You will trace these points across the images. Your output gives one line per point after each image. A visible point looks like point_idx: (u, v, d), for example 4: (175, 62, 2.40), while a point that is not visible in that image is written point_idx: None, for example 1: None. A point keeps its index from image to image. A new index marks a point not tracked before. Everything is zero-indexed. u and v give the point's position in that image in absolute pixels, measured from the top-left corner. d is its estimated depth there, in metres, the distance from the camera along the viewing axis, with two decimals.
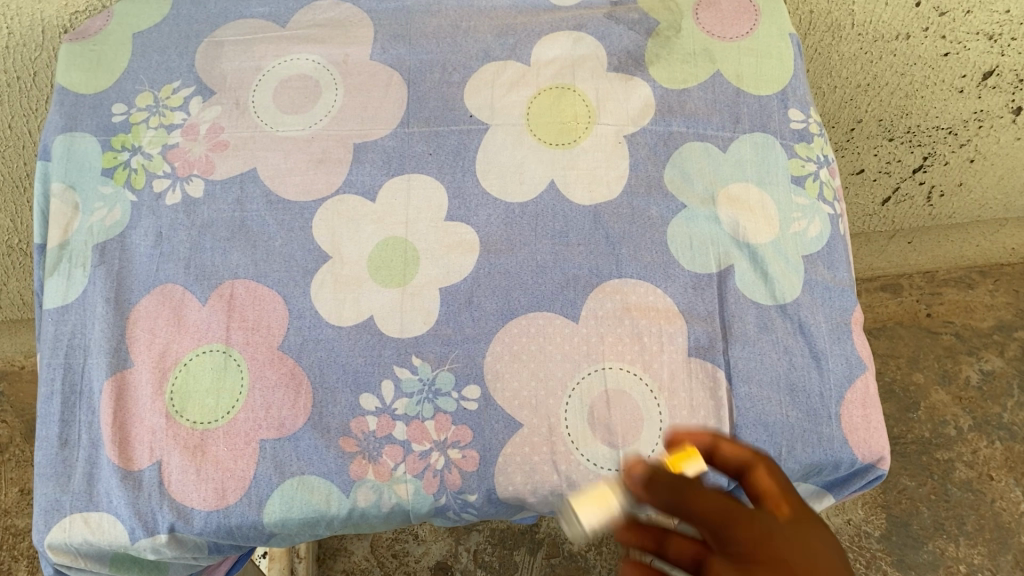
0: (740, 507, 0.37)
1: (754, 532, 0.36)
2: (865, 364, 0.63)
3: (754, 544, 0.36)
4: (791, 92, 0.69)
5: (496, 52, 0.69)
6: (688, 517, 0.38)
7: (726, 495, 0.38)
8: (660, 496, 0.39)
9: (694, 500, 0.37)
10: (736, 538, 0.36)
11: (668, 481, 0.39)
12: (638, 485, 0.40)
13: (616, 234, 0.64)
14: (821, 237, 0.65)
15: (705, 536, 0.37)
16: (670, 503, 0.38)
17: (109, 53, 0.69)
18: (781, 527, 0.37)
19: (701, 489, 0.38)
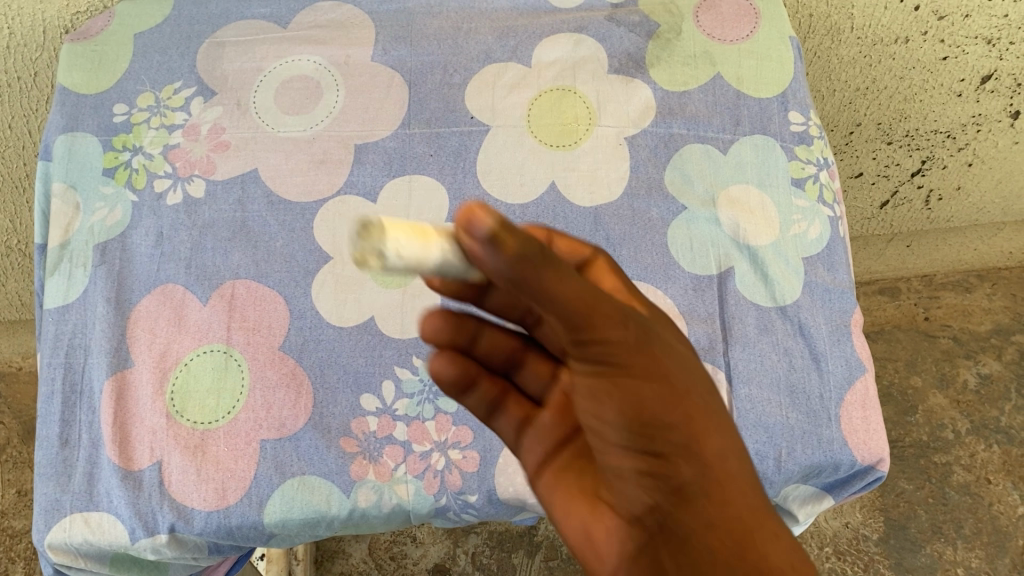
0: (608, 302, 0.38)
1: (636, 350, 0.39)
2: (865, 366, 0.63)
3: (635, 361, 0.39)
4: (791, 95, 0.69)
5: (497, 53, 0.69)
6: (539, 293, 0.35)
7: (579, 279, 0.37)
8: (510, 260, 0.34)
9: (549, 290, 0.35)
10: (614, 349, 0.38)
11: (518, 242, 0.34)
12: (472, 248, 0.34)
13: (616, 236, 0.64)
14: (821, 239, 0.66)
15: (559, 317, 0.37)
16: (515, 274, 0.34)
17: (110, 53, 0.69)
18: (655, 338, 0.40)
19: (551, 265, 0.35)
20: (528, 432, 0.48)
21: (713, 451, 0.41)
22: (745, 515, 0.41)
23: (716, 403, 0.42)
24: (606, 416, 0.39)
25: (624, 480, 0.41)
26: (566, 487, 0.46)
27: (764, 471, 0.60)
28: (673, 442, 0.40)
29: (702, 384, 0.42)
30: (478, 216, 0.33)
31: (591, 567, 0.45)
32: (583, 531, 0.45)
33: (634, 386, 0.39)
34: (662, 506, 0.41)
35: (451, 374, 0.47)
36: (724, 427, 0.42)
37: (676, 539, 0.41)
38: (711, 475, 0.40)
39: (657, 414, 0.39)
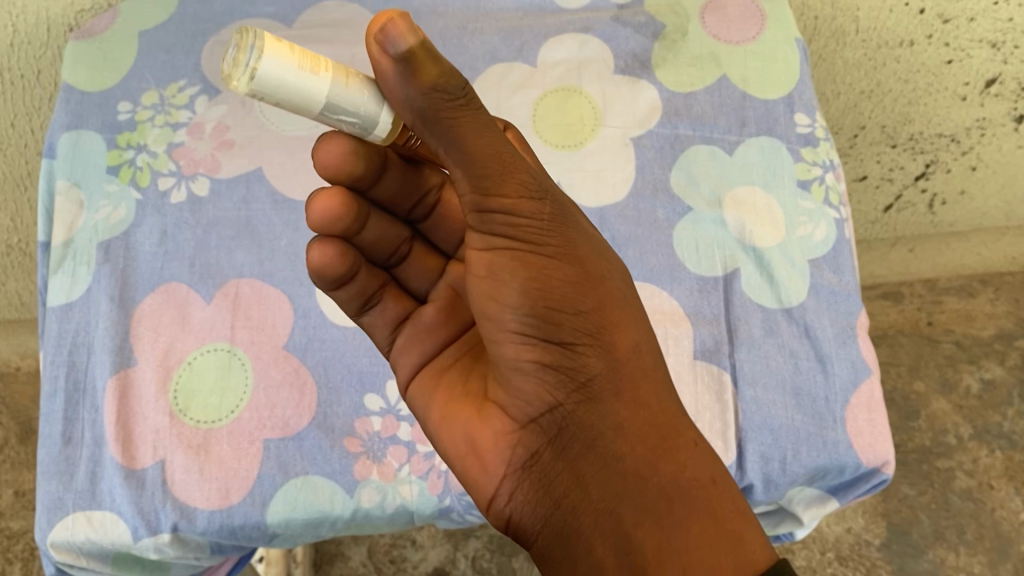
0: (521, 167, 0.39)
1: (547, 228, 0.40)
2: (870, 368, 0.63)
3: (546, 239, 0.40)
4: (797, 96, 0.69)
5: (503, 53, 0.69)
6: (453, 136, 0.36)
7: (497, 136, 0.38)
8: (428, 90, 0.35)
9: (465, 137, 0.36)
10: (522, 224, 0.39)
11: (440, 72, 0.35)
12: (386, 63, 0.35)
13: (621, 236, 0.64)
14: (827, 241, 0.65)
15: (464, 173, 0.38)
16: (428, 109, 0.35)
17: (115, 50, 0.69)
18: (569, 221, 0.42)
19: (469, 107, 0.36)
20: (406, 328, 0.50)
21: (626, 346, 0.42)
22: (661, 418, 0.42)
23: (629, 298, 0.44)
24: (506, 299, 0.40)
25: (517, 375, 0.41)
26: (449, 391, 0.47)
27: (769, 473, 0.59)
28: (582, 332, 0.41)
29: (615, 278, 0.43)
30: (399, 27, 0.33)
31: (472, 476, 0.44)
32: (467, 437, 0.44)
33: (539, 266, 0.40)
34: (562, 403, 0.41)
35: (338, 270, 0.48)
36: (637, 323, 0.43)
37: (578, 441, 0.41)
38: (620, 371, 0.42)
39: (565, 299, 0.40)
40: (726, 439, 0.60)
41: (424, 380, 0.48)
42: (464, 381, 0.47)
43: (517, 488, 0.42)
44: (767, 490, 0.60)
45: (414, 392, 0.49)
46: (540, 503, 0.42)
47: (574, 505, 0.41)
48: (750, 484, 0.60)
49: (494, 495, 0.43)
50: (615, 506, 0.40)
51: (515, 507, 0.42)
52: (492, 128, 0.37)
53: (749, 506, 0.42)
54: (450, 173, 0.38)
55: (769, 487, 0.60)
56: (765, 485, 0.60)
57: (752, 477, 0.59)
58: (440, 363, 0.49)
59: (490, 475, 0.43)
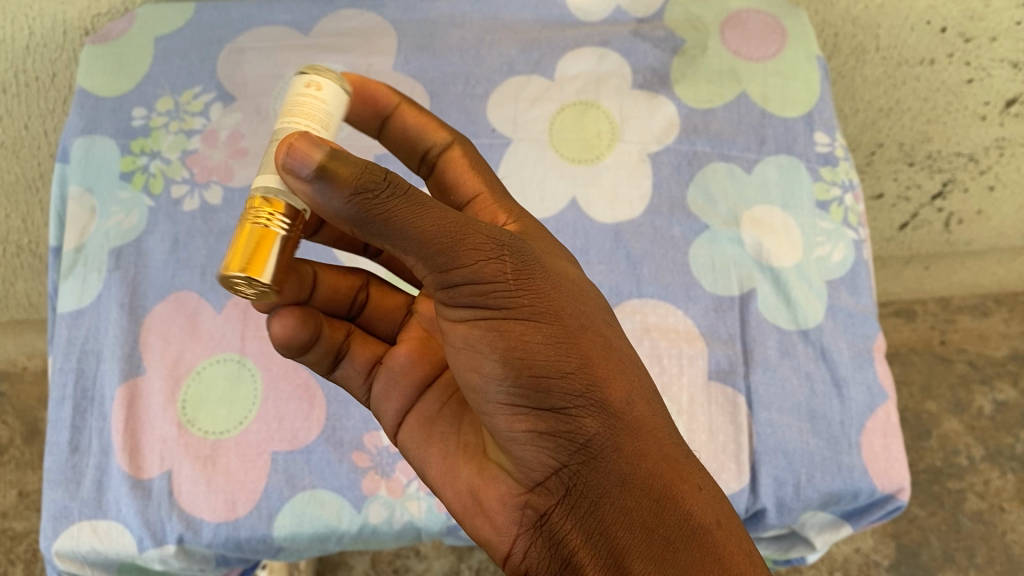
0: (478, 237, 0.37)
1: (517, 291, 0.38)
2: (887, 393, 0.62)
3: (516, 303, 0.38)
4: (817, 115, 0.68)
5: (520, 66, 0.69)
6: (393, 227, 0.36)
7: (444, 208, 0.37)
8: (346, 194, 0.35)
9: (403, 221, 0.35)
10: (490, 290, 0.38)
11: (353, 171, 0.35)
12: (302, 186, 0.36)
13: (637, 253, 0.64)
14: (845, 262, 0.64)
15: (418, 257, 0.37)
16: (357, 211, 0.35)
17: (130, 56, 0.69)
18: (539, 273, 0.40)
19: (399, 193, 0.36)
20: (381, 374, 0.48)
21: (619, 397, 0.40)
22: (663, 464, 0.40)
23: (614, 343, 0.42)
24: (489, 370, 0.39)
25: (514, 443, 0.40)
26: (443, 445, 0.46)
27: (782, 497, 0.59)
28: (572, 395, 0.39)
29: (597, 325, 0.41)
30: (300, 147, 0.35)
31: (483, 534, 0.44)
32: (470, 494, 0.44)
33: (515, 332, 0.39)
34: (566, 465, 0.40)
35: (301, 332, 0.46)
36: (627, 371, 0.41)
37: (586, 500, 0.40)
38: (620, 427, 0.40)
39: (551, 364, 0.39)
40: (740, 462, 0.59)
41: (411, 430, 0.47)
42: (457, 433, 0.46)
43: (530, 546, 0.42)
44: (780, 514, 0.59)
45: (404, 439, 0.48)
46: (551, 561, 0.41)
47: (585, 563, 0.40)
48: (762, 507, 0.59)
49: (509, 554, 0.43)
50: (624, 559, 0.39)
51: (528, 566, 0.42)
52: (432, 203, 0.37)
53: (756, 546, 0.41)
54: (409, 262, 0.37)
55: (782, 511, 0.59)
56: (778, 509, 0.59)
57: (765, 500, 0.59)
58: (424, 409, 0.47)
59: (500, 535, 0.43)
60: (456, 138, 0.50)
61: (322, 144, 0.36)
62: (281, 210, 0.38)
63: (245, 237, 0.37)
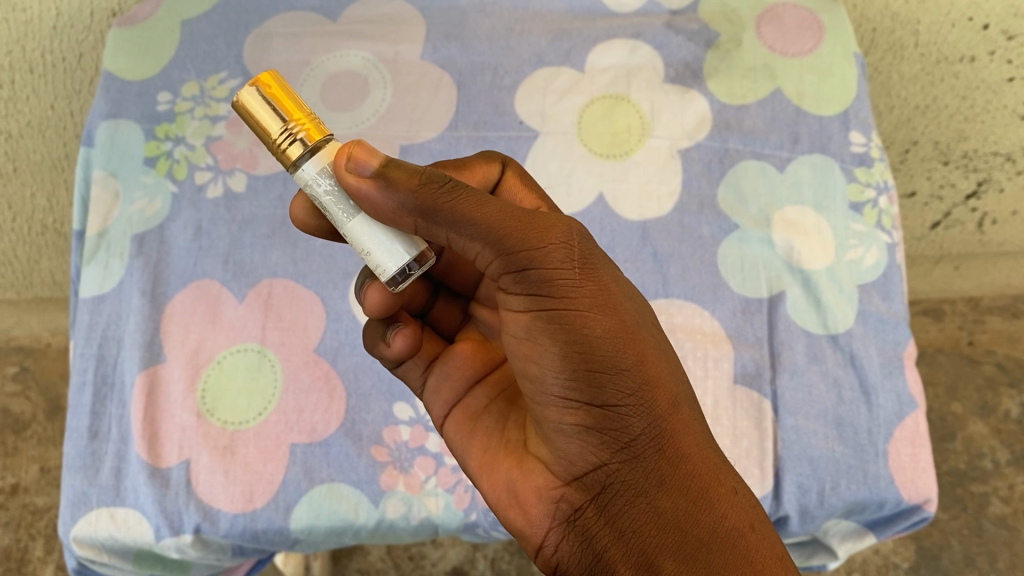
0: (551, 228, 0.38)
1: (582, 282, 0.38)
2: (917, 402, 0.60)
3: (578, 294, 0.38)
4: (853, 114, 0.66)
5: (550, 57, 0.67)
6: (455, 216, 0.37)
7: (508, 205, 0.38)
8: (413, 188, 0.37)
9: (467, 212, 0.37)
10: (554, 280, 0.37)
11: (413, 172, 0.37)
12: (362, 191, 0.37)
13: (664, 252, 0.62)
14: (877, 266, 0.63)
15: (485, 244, 0.37)
16: (422, 203, 0.37)
17: (156, 39, 0.68)
18: (602, 267, 0.39)
19: (462, 188, 0.37)
20: (436, 369, 0.49)
21: (668, 397, 0.40)
22: (702, 466, 0.40)
23: (663, 347, 0.42)
24: (547, 361, 0.38)
25: (560, 435, 0.39)
26: (485, 439, 0.45)
27: (806, 505, 0.58)
28: (626, 391, 0.38)
29: (651, 326, 0.41)
30: (361, 152, 0.37)
31: (515, 526, 0.42)
32: (507, 487, 0.42)
33: (573, 321, 0.38)
34: (608, 462, 0.39)
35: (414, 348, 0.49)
36: (674, 374, 0.41)
37: (622, 498, 0.39)
38: (667, 429, 0.39)
39: (609, 359, 0.38)
40: (763, 468, 0.58)
41: (457, 421, 0.47)
42: (501, 430, 0.45)
43: (562, 540, 0.40)
44: (803, 521, 0.58)
45: (449, 429, 0.47)
46: (583, 557, 0.40)
47: (618, 559, 0.39)
48: (785, 515, 0.58)
49: (539, 548, 0.41)
50: (655, 558, 0.38)
51: (559, 561, 0.40)
52: (496, 201, 0.38)
53: (785, 552, 0.41)
54: (473, 250, 0.38)
55: (805, 519, 0.58)
56: (801, 517, 0.58)
57: (788, 508, 0.58)
58: (471, 404, 0.47)
59: (532, 528, 0.41)
60: (507, 160, 0.49)
61: (379, 151, 0.37)
62: (310, 138, 0.37)
63: (301, 109, 0.37)
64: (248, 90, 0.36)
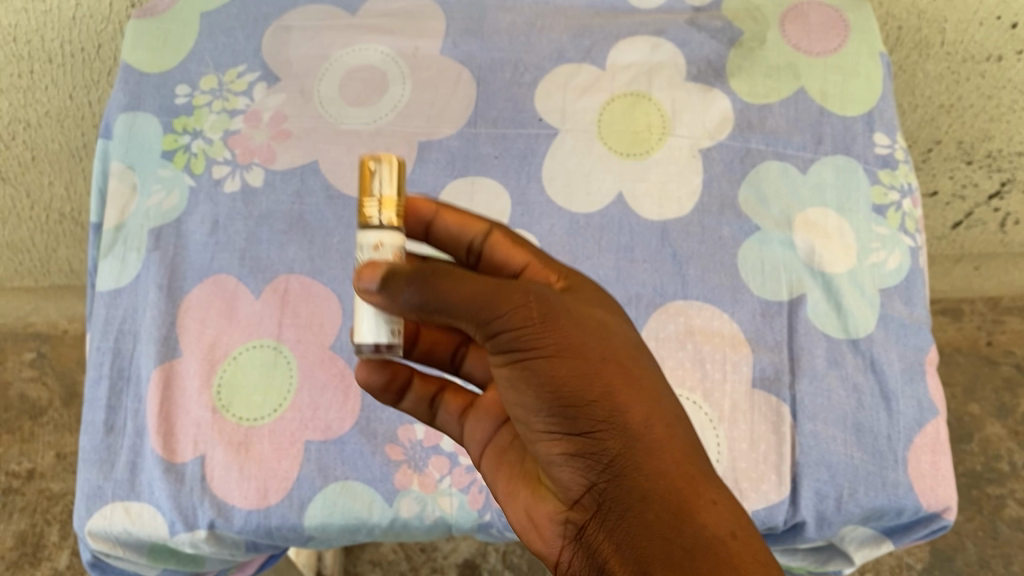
0: (508, 291, 0.38)
1: (543, 328, 0.39)
2: (938, 408, 0.60)
3: (540, 339, 0.39)
4: (878, 115, 0.65)
5: (570, 53, 0.67)
6: (439, 303, 0.38)
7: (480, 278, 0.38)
8: (399, 283, 0.38)
9: (444, 294, 0.37)
10: (518, 332, 0.38)
11: (400, 269, 0.38)
12: (373, 299, 0.39)
13: (683, 253, 0.62)
14: (900, 270, 0.62)
15: (460, 318, 0.38)
16: (411, 295, 0.38)
17: (175, 32, 0.68)
18: (565, 309, 0.40)
19: (442, 275, 0.38)
20: (471, 414, 0.49)
21: (642, 419, 0.39)
22: (677, 479, 0.38)
23: (641, 372, 0.41)
24: (527, 403, 0.40)
25: (553, 465, 0.41)
26: (509, 469, 0.46)
27: (823, 511, 0.57)
28: (597, 419, 0.39)
29: (625, 357, 0.41)
30: (365, 271, 0.39)
31: (536, 550, 0.44)
32: (525, 514, 0.44)
33: (542, 364, 0.39)
34: (597, 484, 0.39)
35: (377, 377, 0.48)
36: (653, 398, 0.40)
37: (612, 517, 0.39)
38: (643, 449, 0.39)
39: (576, 393, 0.39)
40: (781, 473, 0.57)
41: (489, 458, 0.47)
42: (521, 460, 0.46)
43: (573, 558, 0.41)
44: (819, 527, 0.57)
45: (484, 468, 0.48)
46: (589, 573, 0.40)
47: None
48: (802, 520, 0.57)
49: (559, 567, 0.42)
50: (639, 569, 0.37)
51: None
52: (471, 275, 0.38)
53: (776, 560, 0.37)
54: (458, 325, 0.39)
55: (821, 525, 0.57)
56: (818, 523, 0.57)
57: (805, 514, 0.57)
58: (500, 440, 0.47)
59: (550, 550, 0.42)
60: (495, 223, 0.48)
61: (383, 261, 0.39)
62: (391, 222, 0.41)
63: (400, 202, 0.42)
64: (375, 160, 0.41)
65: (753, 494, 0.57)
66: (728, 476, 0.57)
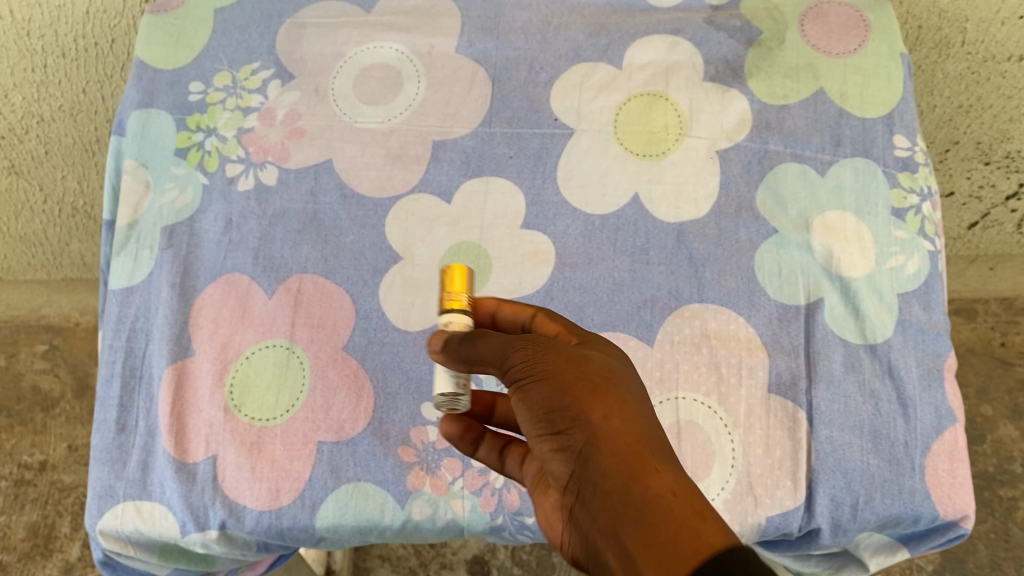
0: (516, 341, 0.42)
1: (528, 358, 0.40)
2: (956, 415, 0.59)
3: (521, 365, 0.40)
4: (898, 117, 0.64)
5: (587, 52, 0.66)
6: (477, 357, 0.43)
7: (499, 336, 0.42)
8: (449, 350, 0.44)
9: (477, 352, 0.43)
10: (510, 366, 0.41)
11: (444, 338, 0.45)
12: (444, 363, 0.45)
13: (699, 256, 0.61)
14: (918, 274, 0.61)
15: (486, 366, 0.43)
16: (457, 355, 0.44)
17: (189, 28, 0.67)
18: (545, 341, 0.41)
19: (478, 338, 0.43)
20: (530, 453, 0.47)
21: (601, 411, 0.38)
22: (626, 455, 0.37)
23: (605, 372, 0.40)
24: (521, 417, 0.41)
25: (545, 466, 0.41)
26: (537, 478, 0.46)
27: (838, 517, 0.57)
28: (564, 419, 0.39)
29: (591, 362, 0.40)
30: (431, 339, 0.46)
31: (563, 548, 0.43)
32: (547, 516, 0.44)
33: (531, 386, 0.40)
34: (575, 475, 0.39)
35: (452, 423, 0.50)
36: (615, 391, 0.39)
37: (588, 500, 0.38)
38: (604, 434, 0.38)
39: (546, 401, 0.39)
40: (796, 479, 0.57)
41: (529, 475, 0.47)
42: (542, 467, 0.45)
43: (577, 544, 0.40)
44: (834, 534, 0.57)
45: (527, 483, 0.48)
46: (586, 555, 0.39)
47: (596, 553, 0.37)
48: (817, 527, 0.57)
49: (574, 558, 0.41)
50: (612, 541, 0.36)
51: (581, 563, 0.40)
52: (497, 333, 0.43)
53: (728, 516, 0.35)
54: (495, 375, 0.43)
55: (836, 531, 0.57)
56: (833, 529, 0.57)
57: (820, 520, 0.57)
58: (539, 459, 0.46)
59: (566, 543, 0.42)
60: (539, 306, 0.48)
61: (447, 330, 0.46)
62: (449, 304, 0.47)
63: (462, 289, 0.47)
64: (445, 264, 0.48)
65: (768, 500, 0.57)
66: (742, 481, 0.57)
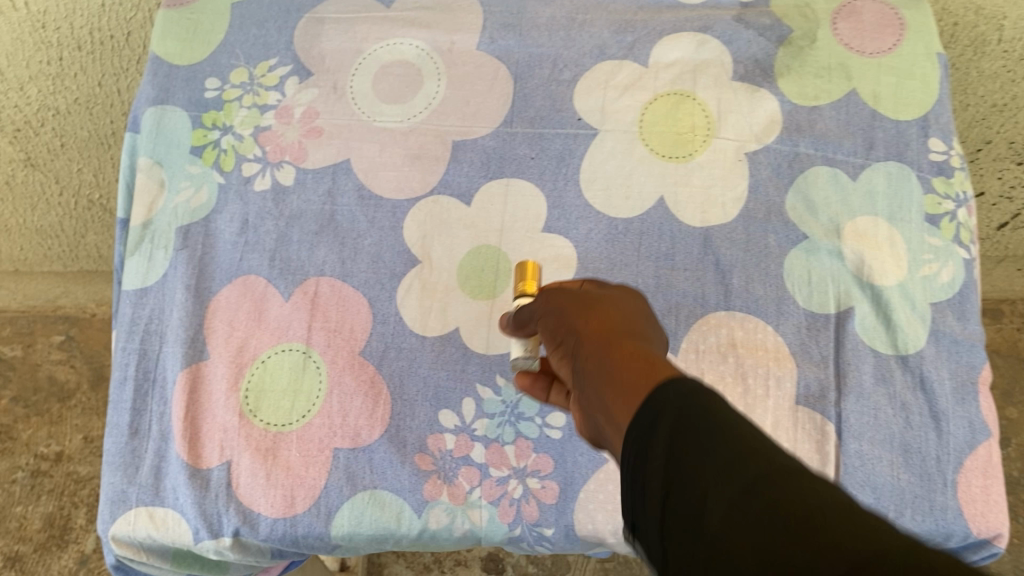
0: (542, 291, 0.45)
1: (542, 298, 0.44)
2: (990, 429, 0.57)
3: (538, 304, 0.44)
4: (933, 119, 0.62)
5: (612, 50, 0.64)
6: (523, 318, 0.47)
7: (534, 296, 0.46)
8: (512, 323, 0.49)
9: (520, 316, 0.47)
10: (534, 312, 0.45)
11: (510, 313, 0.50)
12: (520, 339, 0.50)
13: (727, 261, 0.59)
14: (953, 283, 0.59)
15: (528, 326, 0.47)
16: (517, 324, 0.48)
17: (205, 22, 0.66)
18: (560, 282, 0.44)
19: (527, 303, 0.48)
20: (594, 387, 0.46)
21: (587, 313, 0.40)
22: (600, 336, 0.39)
23: (601, 289, 0.42)
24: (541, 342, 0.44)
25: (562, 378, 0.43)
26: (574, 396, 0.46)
27: None
28: (560, 329, 0.41)
29: (589, 283, 0.43)
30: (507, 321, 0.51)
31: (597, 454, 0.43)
32: None
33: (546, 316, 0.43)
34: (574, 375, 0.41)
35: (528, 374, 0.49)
36: (606, 298, 0.41)
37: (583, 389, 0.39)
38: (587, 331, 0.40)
39: (551, 323, 0.42)
40: None
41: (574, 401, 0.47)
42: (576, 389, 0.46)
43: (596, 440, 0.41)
44: None
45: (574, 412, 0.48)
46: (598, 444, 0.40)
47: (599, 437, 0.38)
48: None
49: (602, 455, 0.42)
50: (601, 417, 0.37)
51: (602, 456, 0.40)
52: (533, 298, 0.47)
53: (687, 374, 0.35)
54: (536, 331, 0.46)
55: None
56: None
57: None
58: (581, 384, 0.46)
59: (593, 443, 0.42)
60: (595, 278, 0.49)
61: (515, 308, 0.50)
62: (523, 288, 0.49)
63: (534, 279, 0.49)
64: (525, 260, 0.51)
65: None
66: None
